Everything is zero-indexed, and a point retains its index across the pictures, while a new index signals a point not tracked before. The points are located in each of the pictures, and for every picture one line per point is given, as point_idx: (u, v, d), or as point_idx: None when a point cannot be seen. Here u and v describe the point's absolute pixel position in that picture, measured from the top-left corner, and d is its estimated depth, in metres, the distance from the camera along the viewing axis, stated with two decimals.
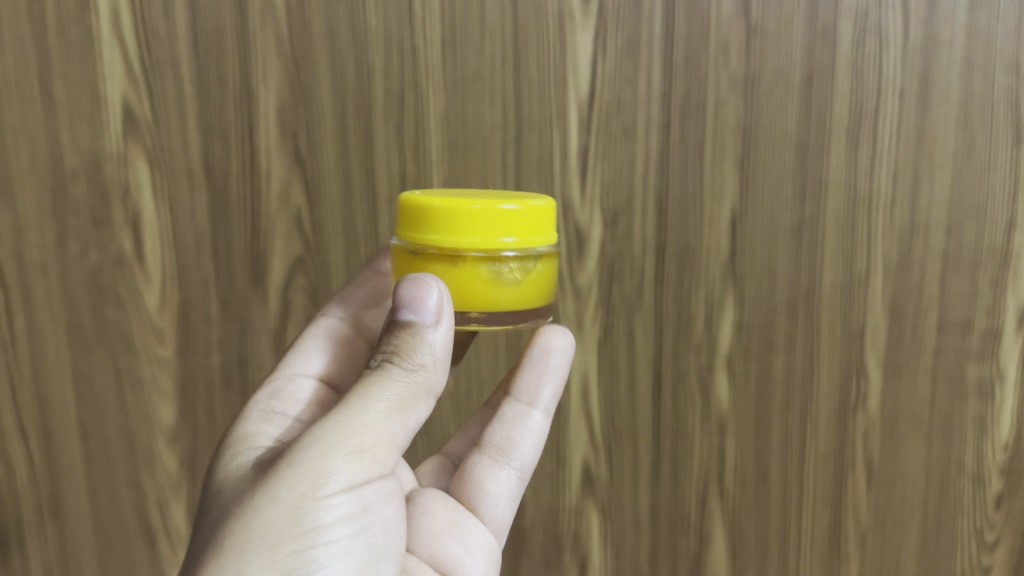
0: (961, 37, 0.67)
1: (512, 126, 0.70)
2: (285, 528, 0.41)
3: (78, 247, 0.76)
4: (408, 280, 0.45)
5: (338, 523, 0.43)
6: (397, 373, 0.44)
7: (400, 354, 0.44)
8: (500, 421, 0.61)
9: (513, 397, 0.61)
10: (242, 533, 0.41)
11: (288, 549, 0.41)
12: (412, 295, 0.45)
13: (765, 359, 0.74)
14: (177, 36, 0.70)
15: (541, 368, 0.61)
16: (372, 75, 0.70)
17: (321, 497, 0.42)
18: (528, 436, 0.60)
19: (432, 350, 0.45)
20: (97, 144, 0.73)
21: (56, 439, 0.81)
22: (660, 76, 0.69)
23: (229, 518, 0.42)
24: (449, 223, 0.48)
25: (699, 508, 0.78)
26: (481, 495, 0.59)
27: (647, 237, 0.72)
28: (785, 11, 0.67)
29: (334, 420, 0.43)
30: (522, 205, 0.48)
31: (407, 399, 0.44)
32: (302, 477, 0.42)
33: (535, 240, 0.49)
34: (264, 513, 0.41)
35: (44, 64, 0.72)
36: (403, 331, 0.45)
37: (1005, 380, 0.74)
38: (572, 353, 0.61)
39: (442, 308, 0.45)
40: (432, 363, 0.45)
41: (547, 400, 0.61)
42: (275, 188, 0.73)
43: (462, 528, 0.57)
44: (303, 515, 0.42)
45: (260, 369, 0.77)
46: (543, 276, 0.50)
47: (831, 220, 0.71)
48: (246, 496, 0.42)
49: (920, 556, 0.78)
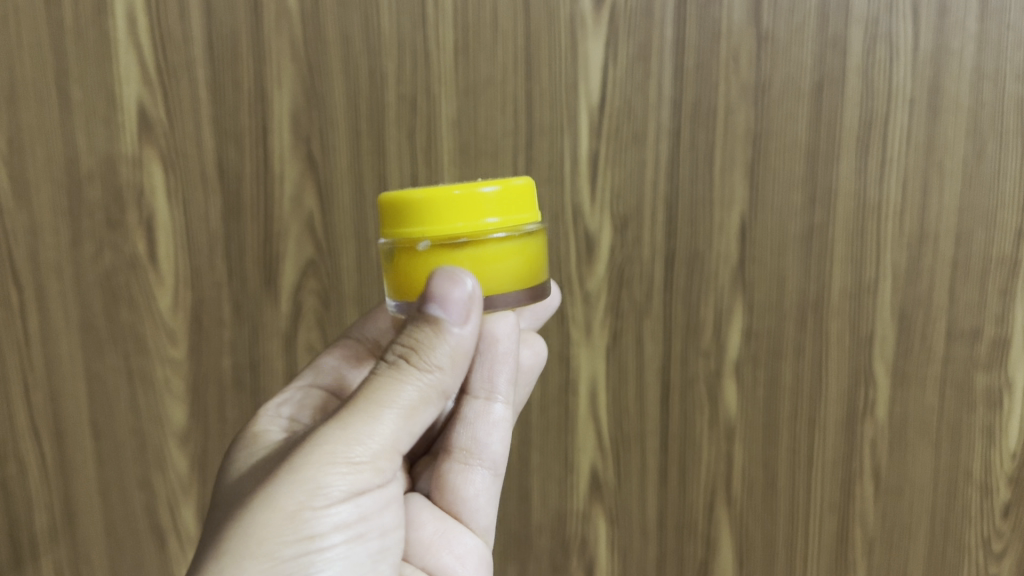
0: (971, 46, 0.67)
1: (523, 132, 0.71)
2: (283, 535, 0.41)
3: (92, 249, 0.77)
4: (441, 272, 0.45)
5: (335, 531, 0.43)
6: (412, 375, 0.45)
7: (417, 354, 0.45)
8: (464, 424, 0.57)
9: (470, 396, 0.58)
10: (240, 538, 0.41)
11: (284, 556, 0.41)
12: (444, 292, 0.44)
13: (774, 366, 0.74)
14: (192, 39, 0.71)
15: (491, 360, 0.56)
16: (385, 80, 0.71)
17: (321, 505, 0.42)
18: (495, 432, 0.58)
19: (451, 351, 0.45)
20: (113, 146, 0.74)
21: (68, 439, 0.82)
22: (670, 83, 0.69)
23: (229, 522, 0.42)
24: (431, 212, 0.47)
25: (706, 514, 0.78)
26: (459, 500, 0.57)
27: (656, 243, 0.72)
28: (796, 19, 0.67)
29: (339, 427, 0.43)
30: (501, 184, 0.47)
31: (417, 402, 0.45)
32: (302, 484, 0.42)
33: (519, 220, 0.48)
34: (261, 519, 0.41)
35: (61, 68, 0.73)
36: (427, 328, 0.45)
37: (1014, 389, 0.74)
38: (519, 334, 0.56)
39: (471, 307, 0.45)
40: (447, 364, 0.46)
41: (505, 391, 0.58)
42: (288, 191, 0.73)
43: (450, 537, 0.56)
44: (300, 522, 0.42)
45: (271, 371, 0.78)
46: (532, 254, 0.49)
47: (840, 227, 0.71)
48: (247, 501, 0.43)
49: (927, 564, 0.78)
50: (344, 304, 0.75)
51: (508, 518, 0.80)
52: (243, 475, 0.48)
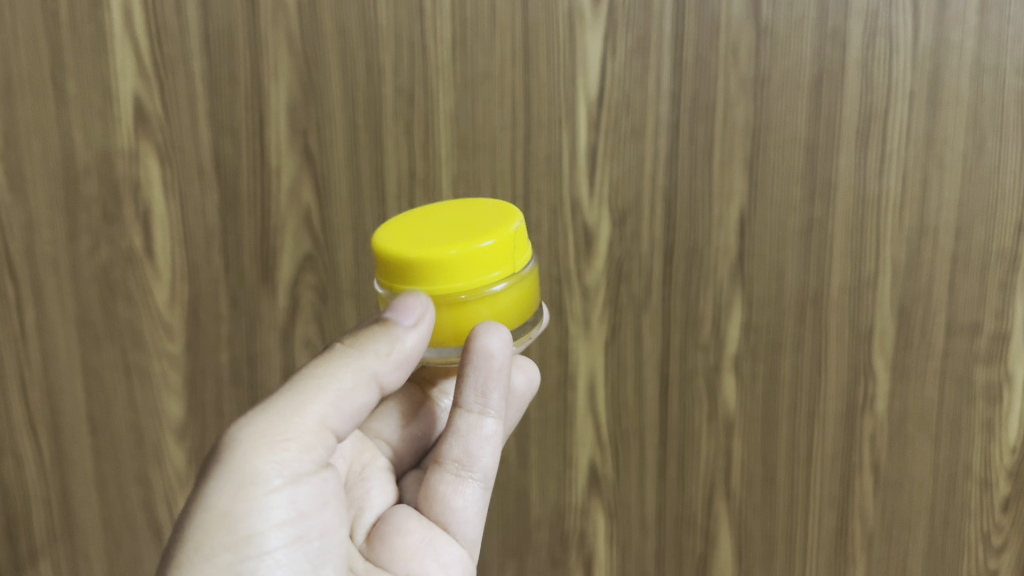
0: (971, 39, 0.67)
1: (521, 126, 0.70)
2: (220, 526, 0.42)
3: (88, 243, 0.76)
4: (401, 293, 0.47)
5: (270, 524, 0.43)
6: (346, 359, 0.45)
7: (357, 346, 0.46)
8: (454, 436, 0.51)
9: (462, 408, 0.51)
10: (182, 531, 0.43)
11: (222, 551, 0.42)
12: (401, 303, 0.46)
13: (773, 360, 0.74)
14: (188, 32, 0.71)
15: (485, 375, 0.48)
16: (382, 74, 0.70)
17: (255, 496, 0.43)
18: (487, 447, 0.51)
19: (391, 345, 0.46)
20: (109, 141, 0.74)
21: (65, 434, 0.81)
22: (669, 76, 0.69)
23: (176, 517, 0.44)
24: (428, 273, 0.47)
25: (705, 509, 0.78)
26: (447, 512, 0.52)
27: (655, 237, 0.72)
28: (796, 12, 0.67)
29: (274, 413, 0.44)
30: (497, 236, 0.48)
31: (351, 387, 0.45)
32: (236, 472, 0.43)
33: (515, 264, 0.49)
34: (201, 510, 0.43)
35: (56, 61, 0.73)
36: (374, 325, 0.46)
37: (1014, 384, 0.73)
38: (514, 352, 0.49)
39: (422, 317, 0.46)
40: (388, 356, 0.46)
41: (499, 405, 0.51)
42: (286, 185, 0.73)
43: (436, 546, 0.51)
44: (236, 513, 0.43)
45: (268, 367, 0.77)
46: (527, 290, 0.51)
47: (839, 221, 0.71)
48: (193, 494, 0.44)
49: (926, 558, 0.78)
50: (341, 299, 0.75)
51: (506, 513, 0.80)
52: None
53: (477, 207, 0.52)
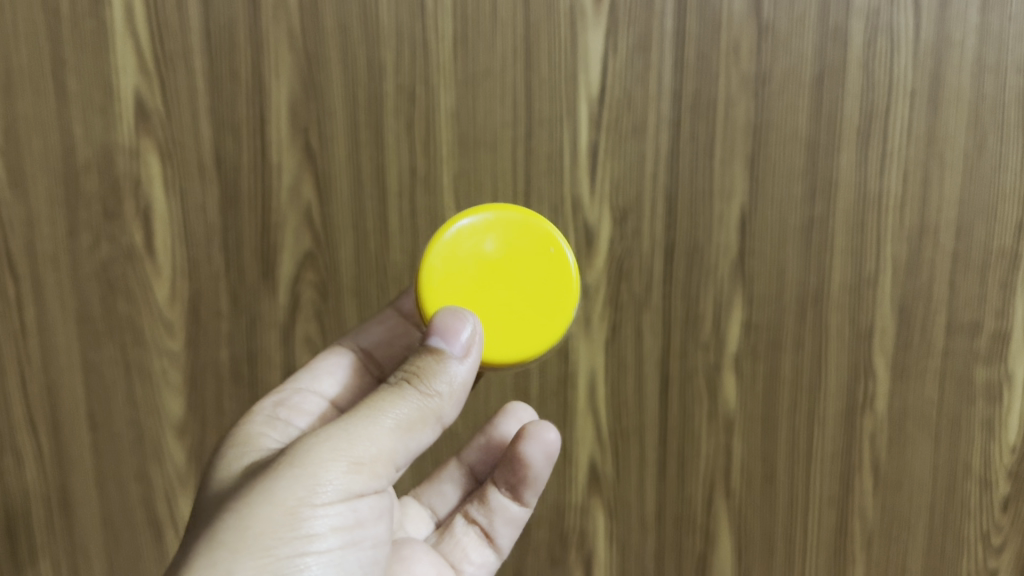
0: (973, 38, 0.67)
1: (522, 123, 0.70)
2: (280, 531, 0.42)
3: (89, 239, 0.76)
4: (448, 319, 0.46)
5: (331, 532, 0.44)
6: (413, 393, 0.45)
7: (419, 377, 0.45)
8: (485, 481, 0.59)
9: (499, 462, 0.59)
10: (236, 531, 0.42)
11: (280, 553, 0.42)
12: (447, 327, 0.46)
13: (774, 359, 0.74)
14: (189, 29, 0.71)
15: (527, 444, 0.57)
16: (383, 70, 0.70)
17: (317, 505, 0.43)
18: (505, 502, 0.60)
19: (451, 380, 0.46)
20: (110, 136, 0.74)
21: (64, 430, 0.81)
22: (670, 74, 0.69)
23: (225, 515, 0.43)
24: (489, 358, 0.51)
25: (705, 508, 0.78)
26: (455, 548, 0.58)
27: (656, 236, 0.72)
28: (796, 9, 0.67)
29: (338, 429, 0.44)
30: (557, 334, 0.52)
31: (415, 419, 0.45)
32: (301, 481, 0.43)
33: None
34: (259, 514, 0.42)
35: (57, 57, 0.73)
36: (429, 356, 0.46)
37: (1014, 383, 0.73)
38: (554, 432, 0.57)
39: (470, 343, 0.46)
40: (448, 393, 0.46)
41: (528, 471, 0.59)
42: (287, 182, 0.73)
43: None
44: (298, 521, 0.43)
45: (268, 364, 0.77)
46: None
47: (840, 218, 0.71)
48: (245, 493, 0.44)
49: (926, 557, 0.78)
50: (343, 298, 0.75)
51: None
52: (239, 471, 0.48)
53: (538, 257, 0.52)
